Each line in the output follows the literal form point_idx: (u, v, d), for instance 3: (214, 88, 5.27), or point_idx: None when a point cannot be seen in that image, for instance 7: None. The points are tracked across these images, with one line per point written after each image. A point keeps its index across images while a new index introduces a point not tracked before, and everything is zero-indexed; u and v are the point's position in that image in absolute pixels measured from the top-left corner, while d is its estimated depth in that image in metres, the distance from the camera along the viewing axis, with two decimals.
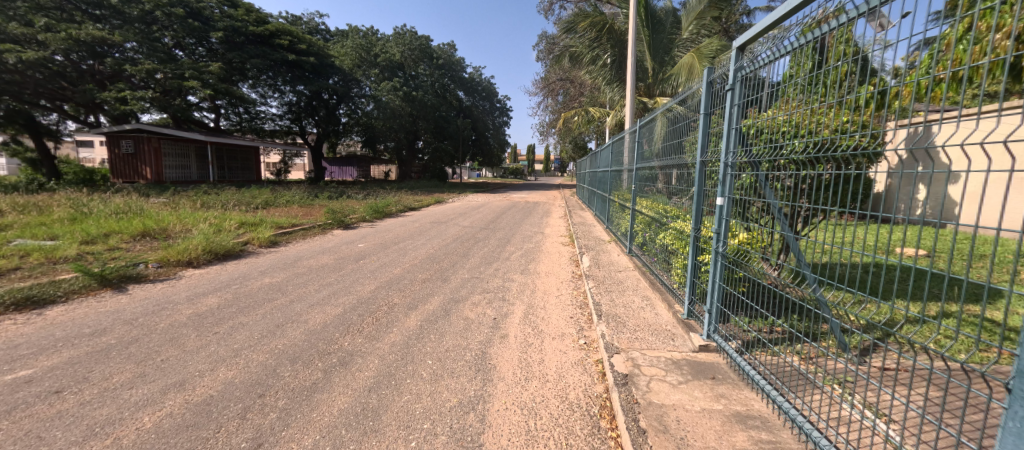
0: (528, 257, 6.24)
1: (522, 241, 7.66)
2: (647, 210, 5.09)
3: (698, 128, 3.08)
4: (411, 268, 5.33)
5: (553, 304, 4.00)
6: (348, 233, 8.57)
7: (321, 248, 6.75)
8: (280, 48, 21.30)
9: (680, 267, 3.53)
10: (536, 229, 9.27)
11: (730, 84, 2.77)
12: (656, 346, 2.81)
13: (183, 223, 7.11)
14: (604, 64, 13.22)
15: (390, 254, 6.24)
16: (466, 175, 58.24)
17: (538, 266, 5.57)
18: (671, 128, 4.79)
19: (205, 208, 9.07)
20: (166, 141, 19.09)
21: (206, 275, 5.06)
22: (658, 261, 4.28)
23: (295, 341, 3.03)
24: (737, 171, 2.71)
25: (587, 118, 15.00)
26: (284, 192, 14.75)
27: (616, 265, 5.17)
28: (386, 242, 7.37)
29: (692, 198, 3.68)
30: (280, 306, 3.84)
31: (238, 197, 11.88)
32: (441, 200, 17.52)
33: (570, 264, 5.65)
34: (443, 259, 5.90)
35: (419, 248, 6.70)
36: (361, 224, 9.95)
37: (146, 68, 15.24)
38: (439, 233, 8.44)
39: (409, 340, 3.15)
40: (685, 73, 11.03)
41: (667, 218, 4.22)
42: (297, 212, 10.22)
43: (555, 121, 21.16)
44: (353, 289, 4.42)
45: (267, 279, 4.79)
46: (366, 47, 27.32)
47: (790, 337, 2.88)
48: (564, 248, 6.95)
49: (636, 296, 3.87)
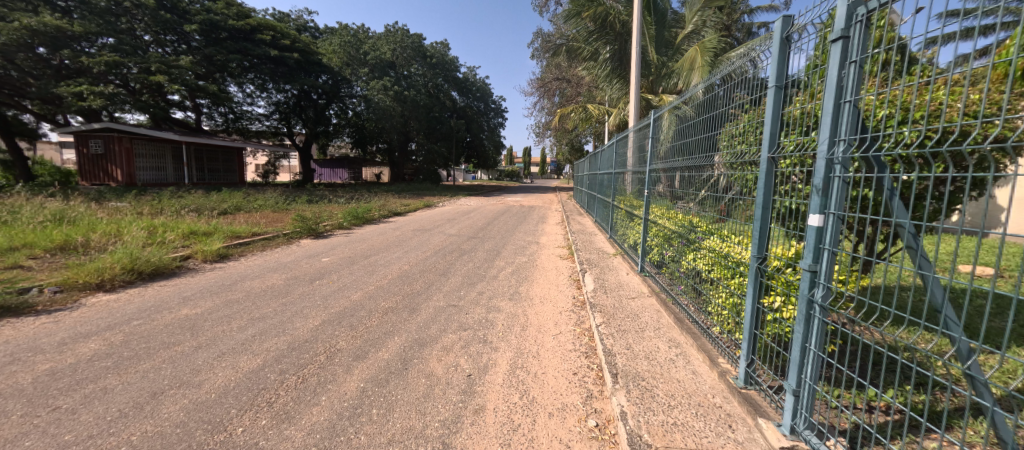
0: (520, 274, 5.25)
1: (514, 253, 6.66)
2: (660, 222, 4.24)
3: (768, 108, 2.02)
4: (373, 293, 4.30)
5: (550, 348, 3.02)
6: (317, 243, 7.53)
7: (276, 264, 5.72)
8: (263, 44, 20.17)
9: (731, 311, 2.47)
10: (531, 238, 8.29)
11: (849, 24, 1.50)
12: (706, 441, 1.81)
13: (116, 234, 6.06)
14: (604, 59, 12.29)
15: (356, 272, 5.22)
16: (462, 177, 57.09)
17: (532, 289, 4.57)
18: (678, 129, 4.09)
19: (155, 214, 8.02)
20: (137, 141, 17.85)
21: (112, 302, 4.03)
22: (683, 290, 3.39)
23: (162, 428, 2.02)
24: (851, 173, 1.51)
25: (586, 118, 14.09)
26: (261, 195, 13.68)
27: (626, 289, 4.20)
28: (356, 255, 6.36)
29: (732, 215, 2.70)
30: (177, 356, 2.82)
31: (204, 201, 10.84)
32: (430, 203, 16.51)
33: (570, 286, 4.66)
34: (417, 280, 4.88)
35: (392, 264, 5.69)
36: (336, 232, 8.92)
37: (105, 60, 13.95)
38: (420, 244, 7.42)
39: (338, 420, 2.13)
40: (688, 68, 10.17)
41: (697, 234, 3.23)
42: (265, 218, 9.18)
43: (551, 122, 20.22)
44: (290, 325, 3.40)
45: (186, 310, 3.75)
46: (355, 45, 26.25)
47: (902, 423, 1.98)
48: (563, 263, 5.97)
49: (660, 341, 2.90)
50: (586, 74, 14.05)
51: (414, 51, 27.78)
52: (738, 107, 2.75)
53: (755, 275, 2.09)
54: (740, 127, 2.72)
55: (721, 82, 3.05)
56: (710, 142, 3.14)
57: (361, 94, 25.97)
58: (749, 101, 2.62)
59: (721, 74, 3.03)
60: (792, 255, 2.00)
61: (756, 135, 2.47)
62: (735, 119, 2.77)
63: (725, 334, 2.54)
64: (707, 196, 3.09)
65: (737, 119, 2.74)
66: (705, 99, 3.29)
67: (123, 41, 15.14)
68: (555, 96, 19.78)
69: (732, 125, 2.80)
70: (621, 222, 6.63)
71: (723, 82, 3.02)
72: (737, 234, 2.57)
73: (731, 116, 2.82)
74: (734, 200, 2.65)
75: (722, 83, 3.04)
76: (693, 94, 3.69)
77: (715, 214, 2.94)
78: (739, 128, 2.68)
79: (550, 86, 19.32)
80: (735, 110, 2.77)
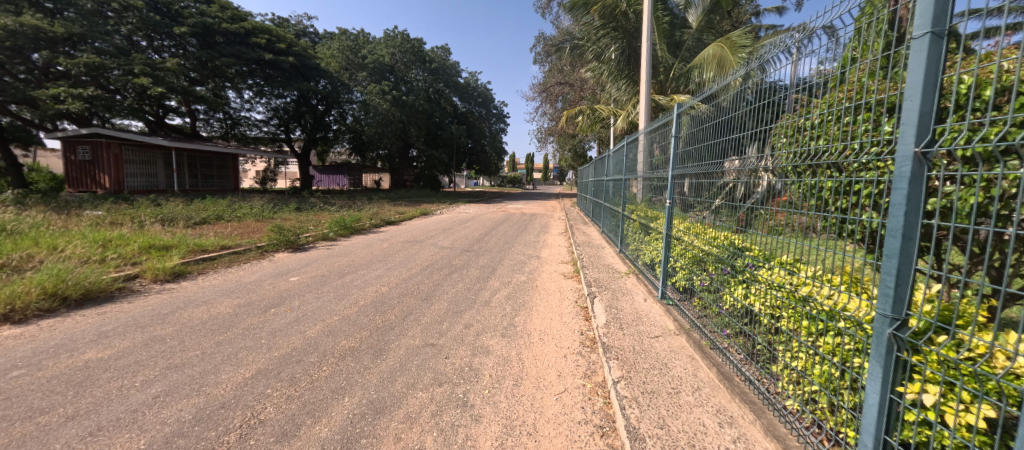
0: (516, 300, 4.44)
1: (511, 270, 5.85)
2: (685, 239, 3.49)
3: (919, 76, 1.20)
4: (335, 328, 3.48)
5: (552, 422, 2.19)
6: (292, 258, 6.76)
7: (235, 285, 4.93)
8: (257, 47, 19.61)
9: (818, 383, 1.67)
10: (531, 251, 7.47)
11: None
12: None
13: (55, 250, 5.29)
14: (609, 59, 11.55)
15: (323, 296, 4.42)
16: (462, 183, 56.21)
17: (530, 321, 3.74)
18: (694, 130, 3.65)
19: (116, 226, 7.26)
20: (126, 147, 17.26)
21: (10, 339, 3.25)
22: (728, 333, 2.62)
23: None
24: None
25: (591, 123, 13.27)
26: (248, 202, 12.98)
27: (647, 325, 3.37)
28: (330, 274, 5.54)
29: (806, 238, 1.94)
30: (37, 433, 2.04)
31: (181, 209, 10.09)
32: (427, 211, 15.78)
33: (578, 317, 3.81)
34: (394, 307, 4.08)
35: (370, 285, 4.91)
36: (318, 244, 8.17)
37: (84, 61, 13.26)
38: (407, 259, 6.60)
39: None
40: (715, 68, 8.92)
41: (749, 259, 2.41)
42: (241, 229, 8.45)
43: (553, 127, 19.51)
44: (209, 379, 2.59)
45: (91, 353, 2.96)
46: (354, 49, 25.88)
47: None
48: (567, 283, 5.15)
49: (707, 413, 2.08)
50: (592, 75, 13.25)
51: (414, 55, 27.16)
52: (812, 86, 2.13)
53: (888, 348, 1.27)
54: (800, 120, 2.17)
55: (751, 75, 2.73)
56: (730, 145, 2.88)
57: (360, 100, 25.51)
58: (818, 87, 2.08)
59: (750, 68, 2.75)
60: (933, 313, 1.28)
61: (817, 134, 2.03)
62: (806, 107, 2.16)
63: (808, 414, 1.74)
64: (723, 204, 2.87)
65: (807, 109, 2.14)
66: (733, 95, 2.90)
67: (108, 43, 14.54)
68: (558, 102, 19.00)
69: (804, 114, 2.15)
70: (632, 235, 5.81)
71: (752, 75, 2.73)
72: (815, 267, 1.84)
73: (800, 106, 2.19)
74: (755, 207, 2.46)
75: (750, 78, 2.73)
76: (715, 91, 3.28)
77: (735, 225, 2.70)
78: (812, 122, 2.08)
79: (552, 90, 18.52)
80: (808, 93, 2.15)
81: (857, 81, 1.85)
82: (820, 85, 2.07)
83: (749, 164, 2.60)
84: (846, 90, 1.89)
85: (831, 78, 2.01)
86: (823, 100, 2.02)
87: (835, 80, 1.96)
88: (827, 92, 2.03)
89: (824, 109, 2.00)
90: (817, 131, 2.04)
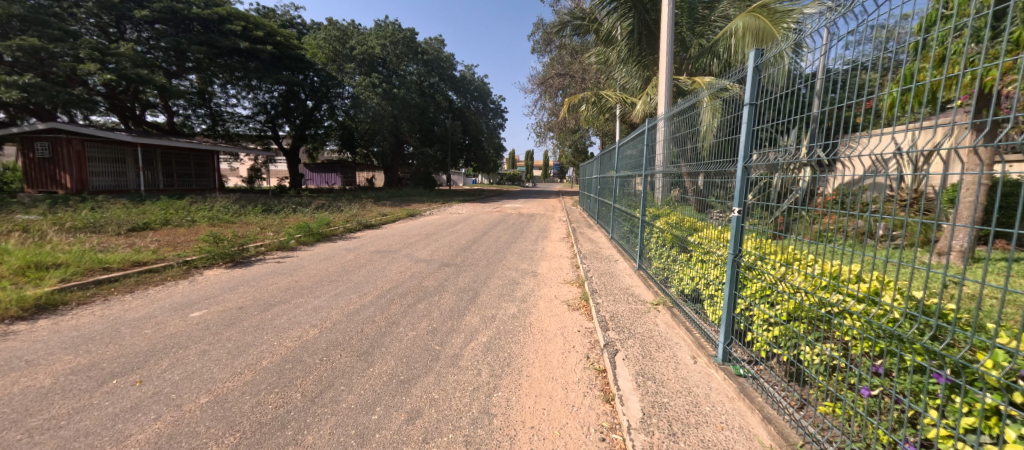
0: (501, 356, 2.95)
1: (498, 297, 4.39)
2: (763, 271, 2.18)
3: None
4: (181, 430, 2.04)
5: None
6: (222, 277, 5.32)
7: (107, 326, 3.50)
8: (232, 35, 17.79)
9: None
10: (527, 265, 6.03)
11: None
12: None
13: None
14: (620, 39, 10.00)
15: (210, 351, 2.95)
16: (461, 180, 54.34)
17: (517, 403, 2.33)
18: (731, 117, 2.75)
19: (11, 237, 5.86)
20: (91, 143, 15.72)
21: None
22: None
23: None
24: None
25: (595, 113, 11.76)
26: (209, 203, 11.55)
27: (724, 431, 1.90)
28: (254, 304, 4.09)
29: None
30: None
31: (122, 213, 8.70)
32: (415, 211, 14.40)
33: (596, 399, 2.35)
34: (307, 374, 2.62)
35: (297, 325, 3.50)
36: (268, 255, 6.76)
37: (19, 44, 11.79)
38: (367, 279, 5.15)
39: None
40: (752, 43, 7.34)
41: (978, 353, 1.11)
42: (181, 238, 7.08)
43: (553, 121, 18.05)
44: None
45: None
46: (341, 39, 24.13)
47: None
48: (574, 319, 3.71)
49: None
50: (596, 60, 11.75)
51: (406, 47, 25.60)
52: (885, 59, 1.54)
53: None
54: (849, 103, 1.67)
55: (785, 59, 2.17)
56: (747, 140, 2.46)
57: (350, 94, 24.04)
58: (873, 65, 1.59)
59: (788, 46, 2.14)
60: None
61: (847, 119, 1.65)
62: (907, 74, 1.43)
63: None
64: (755, 203, 2.30)
65: (859, 90, 1.63)
66: (783, 77, 2.14)
67: (48, 24, 12.84)
68: (558, 94, 17.52)
69: (901, 83, 1.45)
70: (657, 249, 4.44)
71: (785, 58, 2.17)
72: None
73: (865, 83, 1.60)
74: (793, 209, 1.92)
75: (780, 61, 2.19)
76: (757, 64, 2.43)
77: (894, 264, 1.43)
78: (868, 106, 1.57)
79: (551, 82, 17.04)
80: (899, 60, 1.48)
81: (943, 48, 1.37)
82: (842, 74, 1.76)
83: (784, 158, 2.02)
84: (918, 61, 1.41)
85: (858, 63, 1.67)
86: (848, 88, 1.69)
87: (908, 53, 1.44)
88: (851, 80, 1.70)
89: (852, 96, 1.65)
90: (859, 120, 1.59)
